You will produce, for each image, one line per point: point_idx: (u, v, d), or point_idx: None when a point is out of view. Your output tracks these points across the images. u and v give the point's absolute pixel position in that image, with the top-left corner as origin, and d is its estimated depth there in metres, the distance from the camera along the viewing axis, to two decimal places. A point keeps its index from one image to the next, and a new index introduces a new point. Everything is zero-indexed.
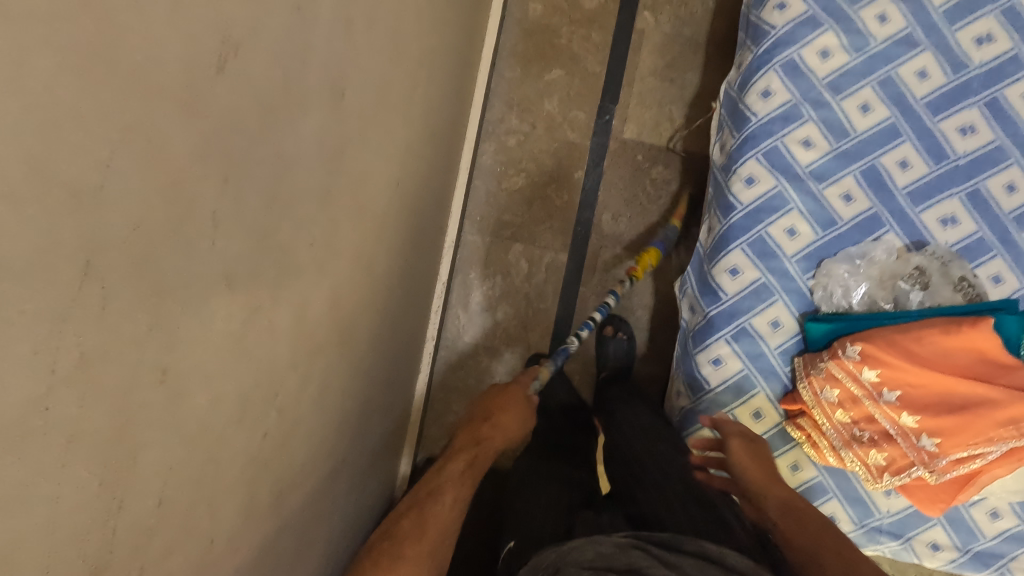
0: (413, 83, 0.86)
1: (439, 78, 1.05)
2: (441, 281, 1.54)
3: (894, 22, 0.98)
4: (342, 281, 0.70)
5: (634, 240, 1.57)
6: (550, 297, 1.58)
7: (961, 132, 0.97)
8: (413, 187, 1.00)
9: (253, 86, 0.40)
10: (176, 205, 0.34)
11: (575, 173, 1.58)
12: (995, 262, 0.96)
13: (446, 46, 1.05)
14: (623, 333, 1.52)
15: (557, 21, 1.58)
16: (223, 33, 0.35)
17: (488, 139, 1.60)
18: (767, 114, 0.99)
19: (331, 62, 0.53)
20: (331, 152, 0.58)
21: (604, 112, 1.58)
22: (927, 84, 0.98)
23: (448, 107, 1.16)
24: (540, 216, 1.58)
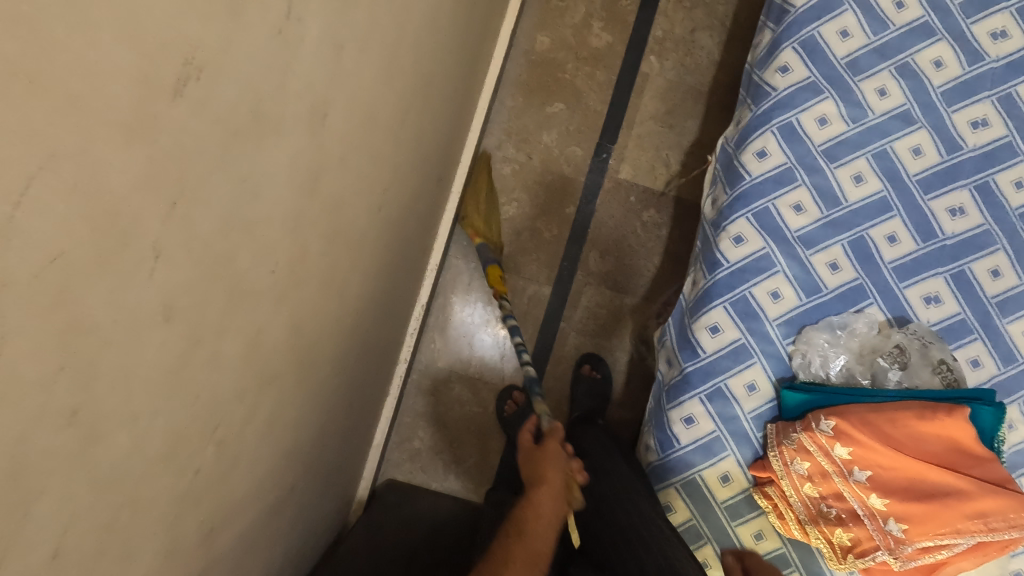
0: (407, 108, 0.85)
1: (437, 103, 1.03)
2: (420, 302, 1.51)
3: (893, 97, 0.98)
4: (307, 305, 0.67)
5: (619, 279, 1.56)
6: (529, 330, 1.57)
7: (951, 213, 0.97)
8: (398, 210, 0.98)
9: (218, 112, 0.38)
10: (109, 234, 0.31)
11: (567, 208, 1.58)
12: (974, 346, 0.95)
13: (445, 74, 1.04)
14: (599, 372, 1.52)
15: (563, 56, 1.58)
16: (186, 55, 0.33)
17: (483, 166, 1.59)
18: (761, 174, 0.99)
19: (313, 82, 0.51)
20: (305, 176, 0.55)
21: (601, 150, 1.58)
22: (920, 162, 0.98)
23: (443, 132, 1.15)
24: (527, 247, 1.58)
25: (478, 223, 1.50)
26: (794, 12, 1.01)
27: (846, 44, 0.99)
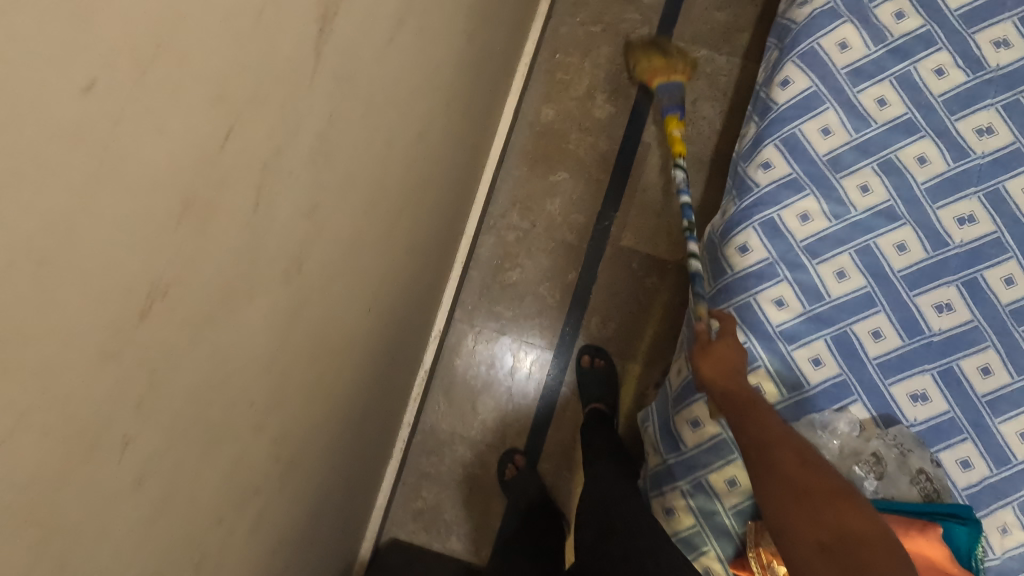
0: (397, 216, 0.90)
1: (432, 196, 1.09)
2: (424, 368, 1.55)
3: (876, 194, 0.99)
4: (290, 419, 0.72)
5: (621, 345, 1.59)
6: (532, 392, 1.61)
7: (937, 309, 0.97)
8: (393, 301, 1.03)
9: (186, 312, 0.44)
10: (76, 448, 0.37)
11: (570, 274, 1.62)
12: (965, 446, 0.95)
13: (442, 170, 1.10)
14: (600, 359, 1.57)
15: (567, 127, 1.64)
16: (150, 285, 0.39)
17: (488, 233, 1.64)
18: (742, 270, 1.01)
19: (287, 244, 0.57)
20: (282, 320, 0.61)
21: (603, 218, 1.62)
22: (905, 258, 0.98)
23: (442, 218, 1.21)
24: (530, 311, 1.62)
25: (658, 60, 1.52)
26: (776, 109, 1.03)
27: (827, 141, 1.01)
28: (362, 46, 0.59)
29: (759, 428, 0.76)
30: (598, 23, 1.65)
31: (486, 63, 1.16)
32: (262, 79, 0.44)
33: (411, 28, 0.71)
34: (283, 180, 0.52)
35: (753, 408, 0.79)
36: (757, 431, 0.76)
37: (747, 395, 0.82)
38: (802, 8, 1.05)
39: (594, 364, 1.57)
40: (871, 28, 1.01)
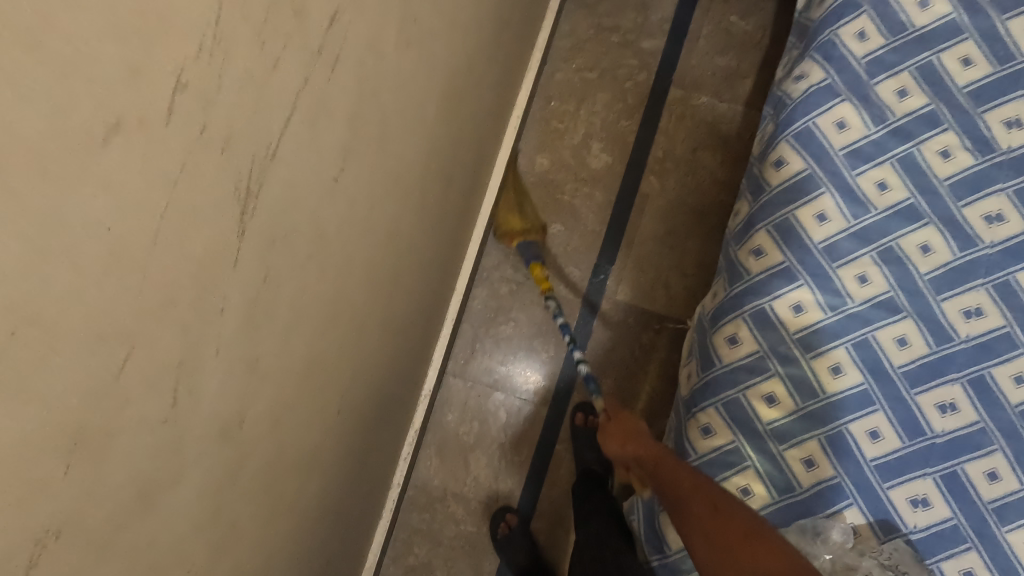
0: (366, 317, 0.87)
1: (411, 279, 1.05)
2: (414, 428, 1.51)
3: (875, 285, 0.93)
4: (241, 554, 0.69)
5: (617, 403, 1.54)
6: (525, 450, 1.57)
7: (940, 409, 0.91)
8: (368, 391, 1.00)
9: (90, 531, 0.41)
10: None
11: (564, 328, 1.58)
12: (968, 556, 0.88)
13: (422, 251, 1.07)
14: (595, 417, 1.53)
15: (562, 177, 1.59)
16: (39, 532, 0.37)
17: (481, 285, 1.61)
18: (731, 362, 0.96)
19: (222, 409, 0.54)
20: (221, 478, 0.58)
21: (599, 271, 1.57)
22: (906, 353, 0.92)
23: (424, 292, 1.17)
24: (524, 367, 1.58)
25: (515, 221, 1.51)
26: (769, 192, 0.99)
27: (823, 228, 0.94)
28: (302, 195, 0.56)
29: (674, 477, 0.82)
30: (594, 69, 1.60)
31: (469, 135, 1.13)
32: (168, 285, 0.41)
33: (366, 149, 0.68)
34: (210, 359, 0.49)
35: (664, 460, 0.85)
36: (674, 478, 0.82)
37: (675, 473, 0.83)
38: (797, 83, 0.99)
39: (588, 422, 1.52)
40: (871, 108, 0.95)
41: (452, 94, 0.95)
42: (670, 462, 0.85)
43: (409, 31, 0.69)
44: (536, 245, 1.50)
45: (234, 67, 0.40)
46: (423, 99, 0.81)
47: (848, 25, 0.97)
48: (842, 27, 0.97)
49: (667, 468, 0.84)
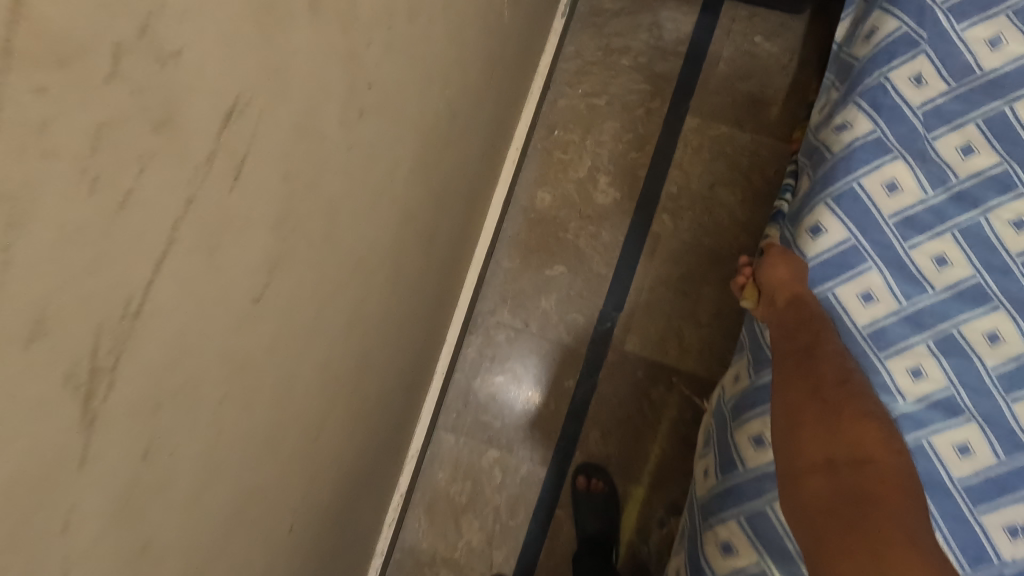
0: (324, 418, 0.74)
1: (386, 354, 0.92)
2: (399, 492, 1.37)
3: (931, 379, 0.78)
4: None
5: (622, 465, 1.40)
6: (521, 514, 1.43)
7: (1009, 533, 0.75)
8: (334, 488, 0.86)
9: None
10: None
11: (566, 381, 1.44)
12: None
13: (400, 321, 0.93)
14: (598, 482, 1.38)
15: (565, 214, 1.45)
16: None
17: (476, 331, 1.47)
18: (756, 467, 0.81)
19: None
20: None
21: (604, 318, 1.43)
22: (968, 463, 0.77)
23: (405, 359, 1.04)
24: (521, 423, 1.45)
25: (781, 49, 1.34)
26: (803, 262, 0.82)
27: (869, 309, 0.80)
28: (201, 335, 0.42)
29: (872, 485, 0.62)
30: (602, 94, 1.45)
31: (457, 187, 1.00)
32: None
33: (306, 248, 0.54)
34: None
35: (869, 420, 0.68)
36: (868, 470, 0.64)
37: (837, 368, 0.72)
38: (839, 134, 0.84)
39: (591, 487, 1.38)
40: (929, 167, 0.79)
41: (430, 148, 0.81)
42: (875, 432, 0.67)
43: (363, 97, 0.56)
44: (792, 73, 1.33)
45: (36, 226, 0.27)
46: (387, 167, 0.67)
47: (901, 67, 0.81)
48: (894, 69, 0.82)
49: (867, 436, 0.66)
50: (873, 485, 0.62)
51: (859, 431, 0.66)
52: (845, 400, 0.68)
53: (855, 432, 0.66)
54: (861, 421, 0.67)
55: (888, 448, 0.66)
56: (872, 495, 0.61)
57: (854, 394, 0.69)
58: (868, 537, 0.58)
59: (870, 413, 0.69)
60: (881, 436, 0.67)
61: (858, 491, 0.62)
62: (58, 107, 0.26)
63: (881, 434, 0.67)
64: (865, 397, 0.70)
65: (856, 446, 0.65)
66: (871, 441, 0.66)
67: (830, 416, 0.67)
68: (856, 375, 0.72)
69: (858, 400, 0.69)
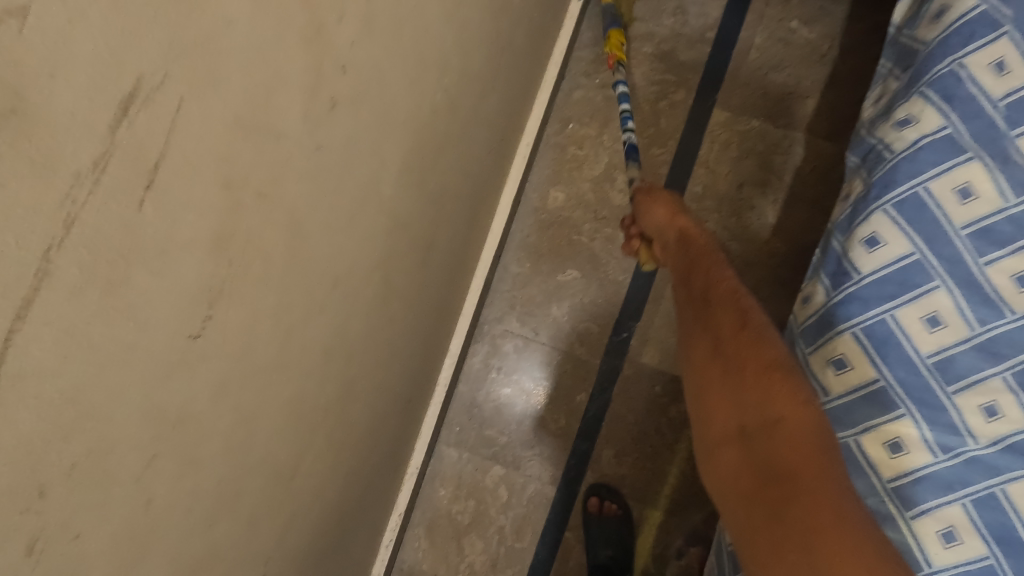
0: (300, 455, 0.64)
1: (378, 374, 0.82)
2: (398, 512, 1.27)
3: (1009, 420, 0.66)
4: None
5: (638, 487, 1.30)
6: (528, 537, 1.33)
7: None
8: (318, 525, 0.77)
9: None
10: None
11: (578, 395, 1.33)
12: None
13: (394, 338, 0.83)
14: (612, 504, 1.28)
15: (579, 215, 1.34)
16: None
17: (482, 340, 1.37)
18: None
19: None
20: None
21: (620, 328, 1.32)
22: None
23: (401, 377, 0.94)
24: (528, 439, 1.34)
25: None
26: (857, 280, 0.71)
27: (935, 336, 0.68)
28: (111, 390, 0.33)
29: (783, 459, 0.52)
30: None
31: (459, 187, 0.89)
32: None
33: (264, 269, 0.44)
34: None
35: (777, 369, 0.57)
36: (779, 437, 0.53)
37: (730, 299, 0.63)
38: (901, 130, 0.72)
39: (604, 509, 1.28)
40: (1011, 170, 0.67)
41: (426, 144, 0.70)
42: (786, 382, 0.56)
43: (336, 82, 0.45)
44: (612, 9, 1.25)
45: None
46: (372, 169, 0.57)
47: (979, 52, 0.69)
48: (970, 54, 0.70)
49: (779, 389, 0.55)
50: (781, 454, 0.52)
51: (770, 385, 0.55)
52: (742, 348, 0.58)
53: (763, 389, 0.55)
54: (768, 373, 0.56)
55: (800, 399, 0.55)
56: (787, 468, 0.51)
57: (756, 337, 0.59)
58: (802, 532, 0.48)
59: (776, 358, 0.57)
60: (790, 388, 0.55)
61: (773, 467, 0.52)
62: None
63: (790, 385, 0.55)
64: (769, 337, 0.59)
65: (764, 407, 0.55)
66: (783, 395, 0.55)
67: (733, 375, 0.58)
68: (755, 311, 0.61)
69: (763, 345, 0.59)
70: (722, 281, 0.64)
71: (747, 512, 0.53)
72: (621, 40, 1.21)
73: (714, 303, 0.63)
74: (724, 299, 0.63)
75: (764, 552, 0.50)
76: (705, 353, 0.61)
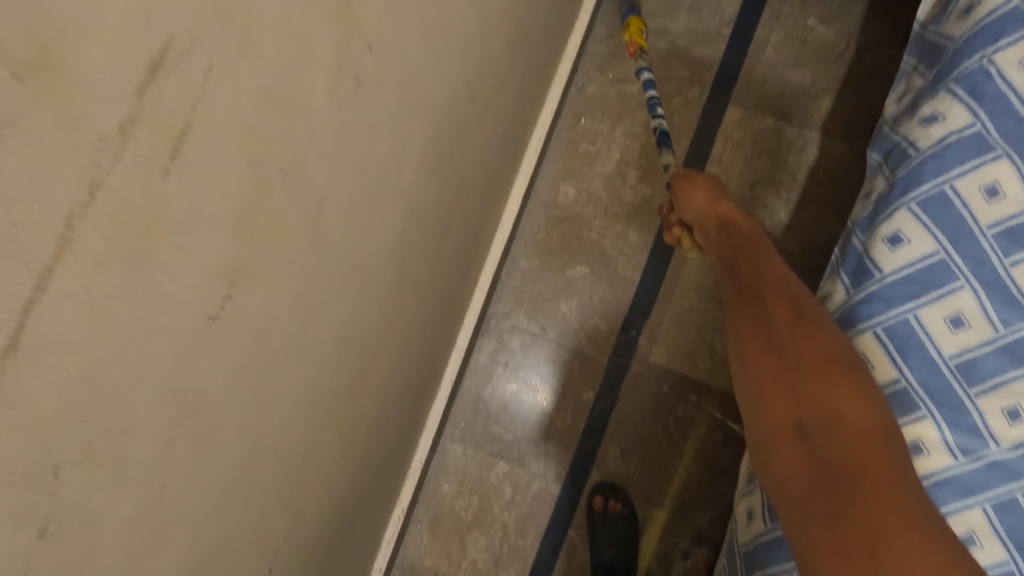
0: (311, 445, 0.63)
1: (389, 366, 0.81)
2: (401, 507, 1.26)
3: None
4: None
5: (643, 486, 1.28)
6: (532, 534, 1.32)
7: None
8: (325, 517, 0.76)
9: None
10: None
11: (585, 393, 1.32)
12: None
13: (405, 330, 0.82)
14: (618, 504, 1.27)
15: (589, 211, 1.33)
16: None
17: (489, 335, 1.35)
18: None
19: None
20: None
21: (629, 326, 1.31)
22: None
23: (410, 370, 0.93)
24: (534, 436, 1.33)
25: None
26: (879, 279, 0.70)
27: (957, 337, 0.67)
28: (129, 368, 0.32)
29: (848, 451, 0.55)
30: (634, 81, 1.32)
31: (473, 178, 0.88)
32: None
33: (284, 251, 0.43)
34: None
35: (835, 366, 0.61)
36: (841, 431, 0.56)
37: (783, 293, 0.67)
38: (927, 127, 0.71)
39: (609, 508, 1.27)
40: None
41: (444, 132, 0.69)
42: (845, 377, 0.60)
43: (361, 61, 0.44)
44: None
45: None
46: (392, 154, 0.56)
47: (1010, 48, 0.68)
48: (1001, 50, 0.68)
49: (839, 384, 0.59)
50: (845, 446, 0.55)
51: (830, 380, 0.59)
52: (802, 343, 0.62)
53: (825, 382, 0.59)
54: (828, 368, 0.60)
55: (858, 396, 0.59)
56: (851, 462, 0.54)
57: (814, 335, 0.62)
58: (866, 527, 0.50)
59: (835, 354, 0.61)
60: (850, 384, 0.59)
61: (836, 460, 0.54)
62: None
63: (850, 382, 0.59)
64: (827, 334, 0.63)
65: (824, 403, 0.58)
66: (842, 389, 0.59)
67: (792, 370, 0.60)
68: (810, 307, 0.65)
69: (820, 340, 0.62)
70: (774, 276, 0.69)
71: (802, 509, 0.54)
72: (638, 26, 1.19)
73: (770, 295, 0.67)
74: (780, 292, 0.67)
75: (825, 545, 0.51)
76: (759, 343, 0.64)
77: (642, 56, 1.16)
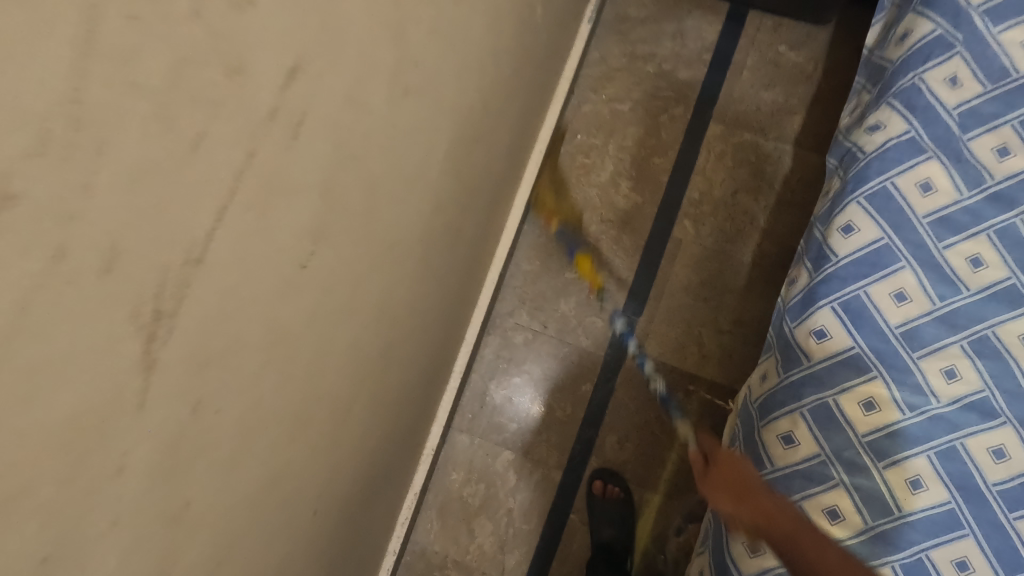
0: (352, 400, 0.74)
1: (411, 343, 0.91)
2: (413, 491, 1.35)
3: (966, 381, 0.77)
4: None
5: (639, 471, 1.38)
6: (535, 519, 1.41)
7: None
8: (355, 477, 0.86)
9: None
10: None
11: (584, 385, 1.42)
12: None
13: (425, 314, 0.93)
14: (615, 488, 1.36)
15: (586, 217, 1.45)
16: None
17: (494, 332, 1.46)
18: (785, 466, 0.81)
19: None
20: None
21: (623, 322, 1.42)
22: (1004, 467, 0.75)
23: (426, 353, 1.03)
24: (536, 426, 1.43)
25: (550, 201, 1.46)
26: (836, 262, 0.82)
27: (901, 309, 0.79)
28: (253, 293, 0.43)
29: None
30: (625, 100, 1.46)
31: (484, 181, 1.00)
32: (8, 474, 0.28)
33: (348, 220, 0.54)
34: (101, 537, 0.36)
35: (782, 519, 0.70)
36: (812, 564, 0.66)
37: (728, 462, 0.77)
38: (872, 134, 0.84)
39: (607, 492, 1.36)
40: (963, 168, 0.79)
41: (463, 137, 0.81)
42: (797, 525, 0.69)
43: (409, 73, 0.56)
44: (572, 230, 1.44)
45: (111, 156, 0.27)
46: (424, 152, 0.68)
47: (936, 69, 0.82)
48: (929, 70, 0.82)
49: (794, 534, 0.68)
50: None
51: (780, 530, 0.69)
52: (751, 505, 0.72)
53: (776, 532, 0.69)
54: (774, 519, 0.70)
55: (803, 527, 0.69)
56: None
57: (751, 492, 0.73)
58: None
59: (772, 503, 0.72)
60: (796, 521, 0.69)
61: None
62: (146, 40, 0.27)
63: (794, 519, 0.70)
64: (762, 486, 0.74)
65: (793, 551, 0.67)
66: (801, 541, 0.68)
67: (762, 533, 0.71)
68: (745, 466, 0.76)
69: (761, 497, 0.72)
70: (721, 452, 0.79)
71: None
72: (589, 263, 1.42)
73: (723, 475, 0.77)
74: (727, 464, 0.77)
75: None
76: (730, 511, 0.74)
77: (607, 292, 1.43)
